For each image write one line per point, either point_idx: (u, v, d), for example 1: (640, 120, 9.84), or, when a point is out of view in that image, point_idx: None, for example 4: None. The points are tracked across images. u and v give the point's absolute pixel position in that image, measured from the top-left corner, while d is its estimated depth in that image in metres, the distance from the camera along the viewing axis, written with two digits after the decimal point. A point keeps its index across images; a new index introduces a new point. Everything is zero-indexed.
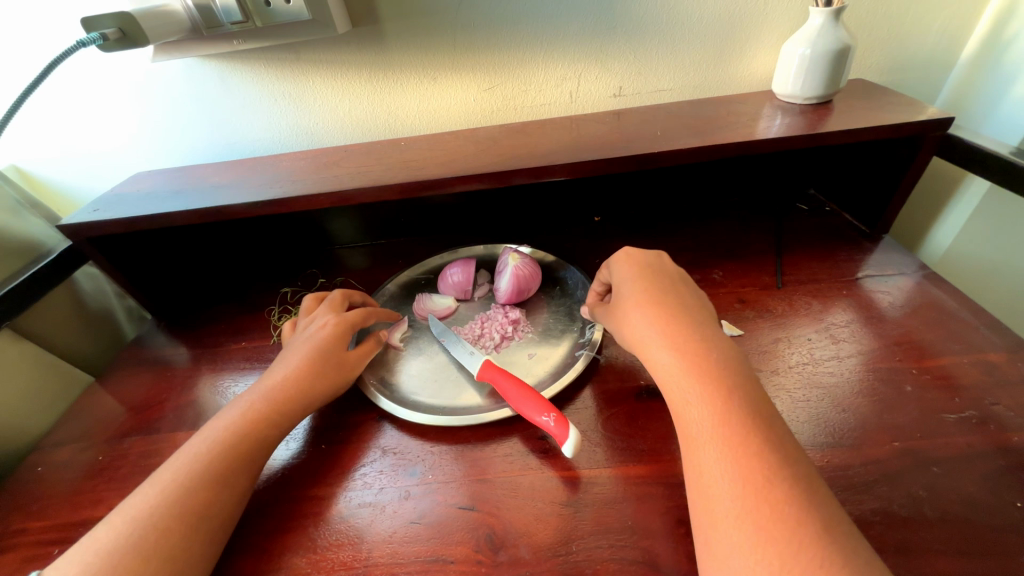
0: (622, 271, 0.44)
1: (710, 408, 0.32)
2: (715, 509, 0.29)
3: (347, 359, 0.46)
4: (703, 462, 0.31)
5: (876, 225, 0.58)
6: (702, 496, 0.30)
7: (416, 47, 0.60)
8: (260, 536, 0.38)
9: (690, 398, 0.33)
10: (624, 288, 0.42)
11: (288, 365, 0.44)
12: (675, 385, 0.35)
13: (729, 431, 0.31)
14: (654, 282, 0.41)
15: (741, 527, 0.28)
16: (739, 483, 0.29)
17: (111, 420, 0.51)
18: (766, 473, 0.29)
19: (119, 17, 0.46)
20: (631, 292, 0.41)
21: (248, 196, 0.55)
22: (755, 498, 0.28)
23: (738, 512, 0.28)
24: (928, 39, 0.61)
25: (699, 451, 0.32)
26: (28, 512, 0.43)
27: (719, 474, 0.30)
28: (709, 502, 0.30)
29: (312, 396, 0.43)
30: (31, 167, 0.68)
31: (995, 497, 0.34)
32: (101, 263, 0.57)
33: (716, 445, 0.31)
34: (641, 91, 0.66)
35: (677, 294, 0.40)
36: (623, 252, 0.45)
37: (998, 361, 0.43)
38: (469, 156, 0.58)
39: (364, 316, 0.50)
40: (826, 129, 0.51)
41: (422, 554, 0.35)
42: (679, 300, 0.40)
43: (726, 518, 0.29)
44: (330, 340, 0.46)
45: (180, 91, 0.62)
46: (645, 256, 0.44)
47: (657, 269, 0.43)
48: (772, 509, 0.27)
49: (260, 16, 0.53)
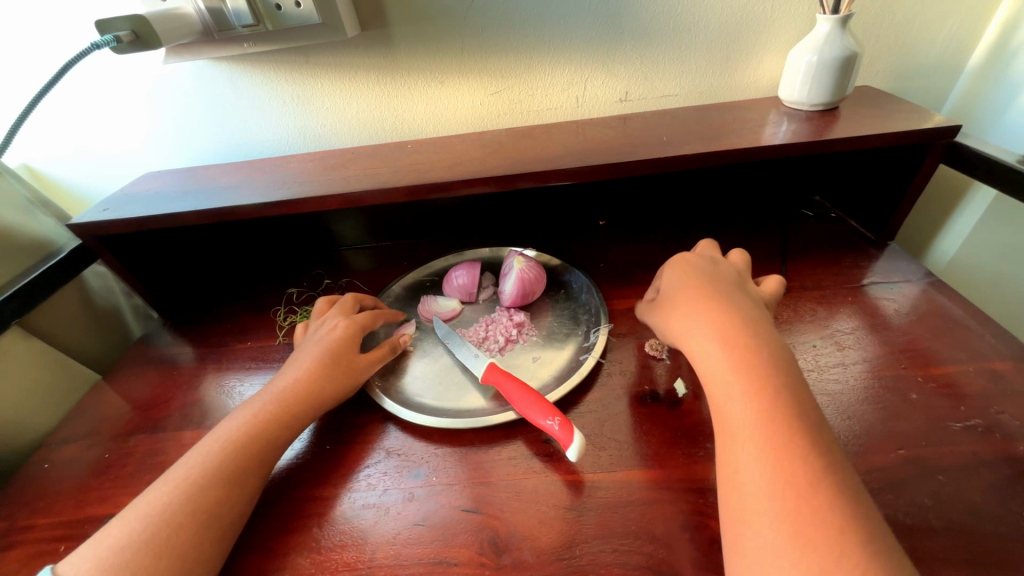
0: (676, 273, 0.45)
1: (754, 410, 0.32)
2: (747, 511, 0.29)
3: (356, 359, 0.46)
4: (739, 464, 0.31)
5: (882, 232, 0.58)
6: (735, 497, 0.31)
7: (424, 51, 0.61)
8: (265, 536, 0.38)
9: (734, 395, 0.33)
10: (675, 288, 0.43)
11: (300, 366, 0.44)
12: (718, 382, 0.35)
13: (772, 433, 0.31)
14: (708, 283, 0.42)
15: (775, 529, 0.28)
16: (773, 486, 0.29)
17: (117, 418, 0.51)
18: (806, 478, 0.29)
19: (132, 19, 0.47)
20: (683, 293, 0.42)
21: (256, 198, 0.55)
22: (794, 499, 0.28)
23: (771, 512, 0.28)
24: (935, 47, 0.61)
25: (736, 451, 0.32)
26: (35, 507, 0.43)
27: (754, 476, 0.30)
28: (743, 504, 0.30)
29: (322, 397, 0.43)
30: (42, 167, 0.68)
31: (1001, 507, 0.34)
32: (110, 262, 0.57)
33: (753, 446, 0.31)
34: (648, 96, 0.66)
35: (730, 294, 0.40)
36: (681, 257, 0.46)
37: (1003, 370, 0.43)
38: (476, 159, 0.58)
39: (373, 318, 0.51)
40: (832, 137, 0.51)
41: (426, 556, 0.35)
42: (731, 299, 0.40)
43: (757, 520, 0.29)
44: (340, 341, 0.46)
45: (190, 93, 0.63)
46: (701, 260, 0.45)
47: (712, 270, 0.43)
48: (804, 514, 0.28)
49: (271, 19, 0.54)
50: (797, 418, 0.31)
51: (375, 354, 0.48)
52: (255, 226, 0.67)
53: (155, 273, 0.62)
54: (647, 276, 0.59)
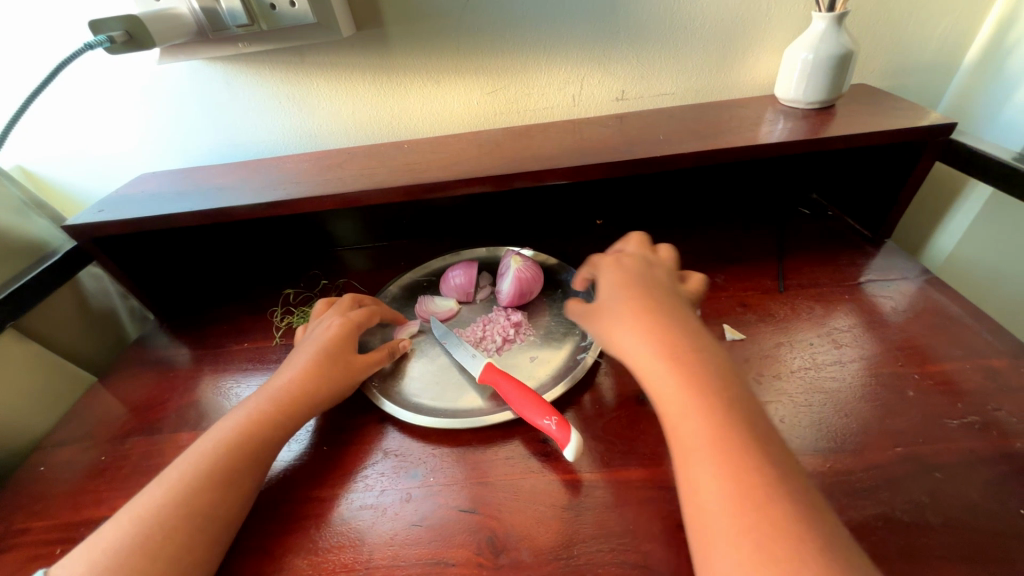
0: (609, 277, 0.41)
1: (703, 421, 0.30)
2: (711, 528, 0.28)
3: (353, 360, 0.46)
4: (695, 478, 0.30)
5: (878, 229, 0.58)
6: (697, 512, 0.29)
7: (420, 50, 0.61)
8: (262, 537, 0.38)
9: (680, 405, 0.32)
10: (608, 294, 0.40)
11: (295, 366, 0.44)
12: (663, 395, 0.33)
13: (722, 444, 0.29)
14: (642, 288, 0.39)
15: (739, 546, 0.26)
16: (731, 500, 0.28)
17: (114, 420, 0.51)
18: (761, 490, 0.28)
19: (126, 19, 0.47)
20: (619, 299, 0.38)
21: (252, 198, 0.55)
22: (751, 514, 0.27)
23: (731, 529, 0.27)
24: (930, 45, 0.61)
25: (690, 466, 0.30)
26: (30, 511, 0.43)
27: (712, 491, 0.28)
28: (704, 521, 0.28)
29: (318, 397, 0.43)
30: (37, 168, 0.68)
31: (999, 504, 0.34)
32: (104, 264, 0.57)
33: (705, 460, 0.29)
34: (644, 95, 0.66)
35: (666, 300, 0.38)
36: (613, 259, 0.43)
37: (1000, 367, 0.43)
38: (472, 159, 0.58)
39: (369, 317, 0.51)
40: (828, 135, 0.51)
41: (424, 556, 0.35)
42: (667, 305, 0.37)
43: (721, 537, 0.27)
44: (335, 341, 0.46)
45: (184, 93, 0.63)
46: (633, 263, 0.42)
47: (644, 274, 0.41)
48: (762, 526, 0.27)
49: (265, 19, 0.53)
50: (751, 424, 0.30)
51: (374, 357, 0.48)
52: (251, 226, 0.67)
53: (151, 275, 0.62)
54: None
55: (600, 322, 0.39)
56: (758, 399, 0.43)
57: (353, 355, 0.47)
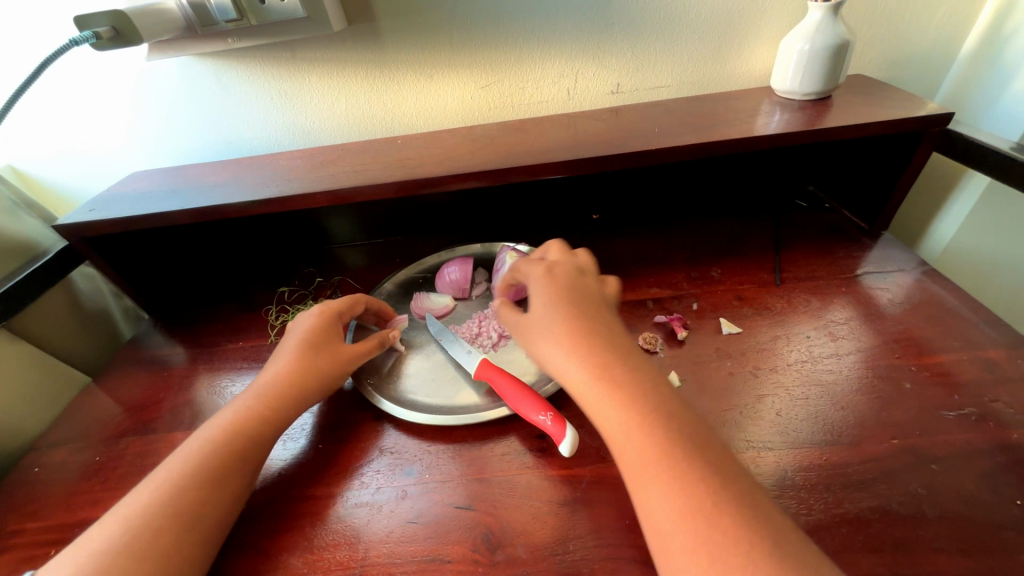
0: (539, 290, 0.40)
1: (644, 439, 0.31)
2: (670, 548, 0.27)
3: (341, 351, 0.46)
4: (648, 499, 0.29)
5: (876, 221, 0.58)
6: (654, 535, 0.29)
7: (412, 44, 0.60)
8: (258, 536, 0.38)
9: (621, 425, 0.32)
10: (539, 310, 0.38)
11: (282, 361, 0.44)
12: (602, 418, 0.33)
13: (667, 460, 0.30)
14: (566, 297, 0.38)
15: (697, 565, 0.26)
16: (683, 518, 0.28)
17: (108, 420, 0.51)
18: (715, 501, 0.28)
19: (113, 16, 0.46)
20: (551, 317, 0.37)
21: (245, 196, 0.55)
22: (707, 527, 0.27)
23: (688, 546, 0.27)
24: (928, 34, 0.61)
25: (642, 485, 0.30)
26: (25, 512, 0.43)
27: (666, 512, 0.28)
28: (663, 542, 0.28)
29: (307, 391, 0.43)
30: (27, 167, 0.67)
31: (995, 495, 0.34)
32: (97, 264, 0.56)
33: (655, 477, 0.29)
34: (640, 88, 0.65)
35: (597, 315, 0.37)
36: (542, 268, 0.42)
37: (997, 358, 0.43)
38: (466, 154, 0.57)
39: (354, 306, 0.49)
40: (824, 126, 0.51)
41: (420, 554, 0.35)
42: (597, 321, 0.37)
43: (680, 557, 0.27)
44: (322, 333, 0.46)
45: (175, 89, 0.62)
46: (564, 272, 0.41)
47: (575, 286, 0.40)
48: (724, 537, 0.26)
49: (254, 14, 0.53)
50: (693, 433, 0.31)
51: (364, 347, 0.47)
52: (246, 224, 0.66)
53: (145, 274, 0.61)
54: (641, 269, 0.58)
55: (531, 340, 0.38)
56: (755, 393, 0.43)
57: (342, 347, 0.46)
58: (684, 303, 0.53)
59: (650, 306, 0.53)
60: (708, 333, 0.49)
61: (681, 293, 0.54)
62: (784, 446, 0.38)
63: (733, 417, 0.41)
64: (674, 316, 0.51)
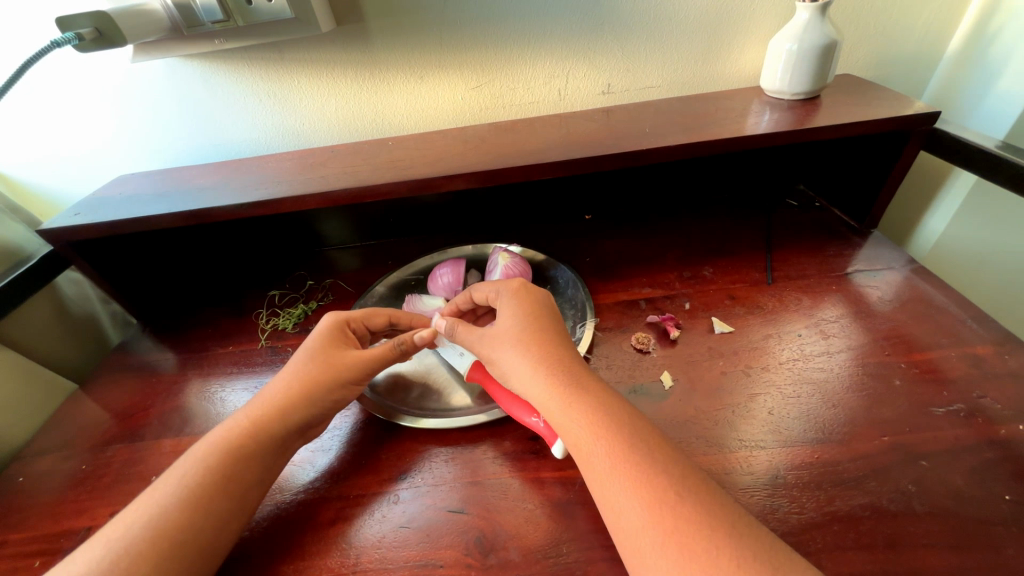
0: (511, 303, 0.42)
1: (606, 447, 0.32)
2: (637, 545, 0.29)
3: (352, 356, 0.43)
4: (612, 499, 0.31)
5: (865, 219, 0.58)
6: (620, 534, 0.30)
7: (402, 46, 0.60)
8: (246, 544, 0.37)
9: (584, 435, 0.33)
10: (510, 321, 0.41)
11: (290, 370, 0.42)
12: (563, 423, 0.35)
13: (630, 463, 0.31)
14: (534, 316, 0.41)
15: (665, 556, 0.28)
16: (650, 515, 0.29)
17: (95, 428, 0.50)
18: (678, 509, 0.29)
19: (94, 16, 0.46)
20: (523, 328, 0.40)
21: (233, 198, 0.54)
22: (673, 522, 0.29)
23: (657, 540, 0.28)
24: (913, 35, 0.61)
25: (608, 490, 0.31)
26: (9, 523, 0.42)
27: (633, 511, 0.30)
28: (631, 542, 0.29)
29: (310, 401, 0.40)
30: (12, 172, 0.66)
31: (984, 491, 0.34)
32: (83, 269, 0.56)
33: (622, 482, 0.31)
34: (630, 88, 0.65)
35: (562, 336, 0.41)
36: (515, 285, 0.44)
37: (985, 354, 0.43)
38: (456, 155, 0.57)
39: (373, 314, 0.47)
40: (813, 125, 0.51)
41: (412, 559, 0.35)
42: (565, 341, 0.40)
43: (649, 551, 0.28)
44: (331, 343, 0.43)
45: (161, 90, 0.61)
46: (535, 291, 0.44)
47: (544, 306, 0.43)
48: (698, 544, 0.27)
49: (241, 14, 0.52)
50: (652, 441, 0.33)
51: (374, 352, 0.43)
52: (236, 227, 0.66)
53: (131, 278, 0.61)
54: (633, 269, 0.58)
55: (498, 349, 0.40)
56: (747, 391, 0.43)
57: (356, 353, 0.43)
58: (676, 302, 0.53)
59: (643, 306, 0.53)
60: (701, 332, 0.49)
61: (674, 293, 0.54)
62: (777, 444, 0.38)
63: (725, 417, 0.41)
64: (667, 316, 0.51)
